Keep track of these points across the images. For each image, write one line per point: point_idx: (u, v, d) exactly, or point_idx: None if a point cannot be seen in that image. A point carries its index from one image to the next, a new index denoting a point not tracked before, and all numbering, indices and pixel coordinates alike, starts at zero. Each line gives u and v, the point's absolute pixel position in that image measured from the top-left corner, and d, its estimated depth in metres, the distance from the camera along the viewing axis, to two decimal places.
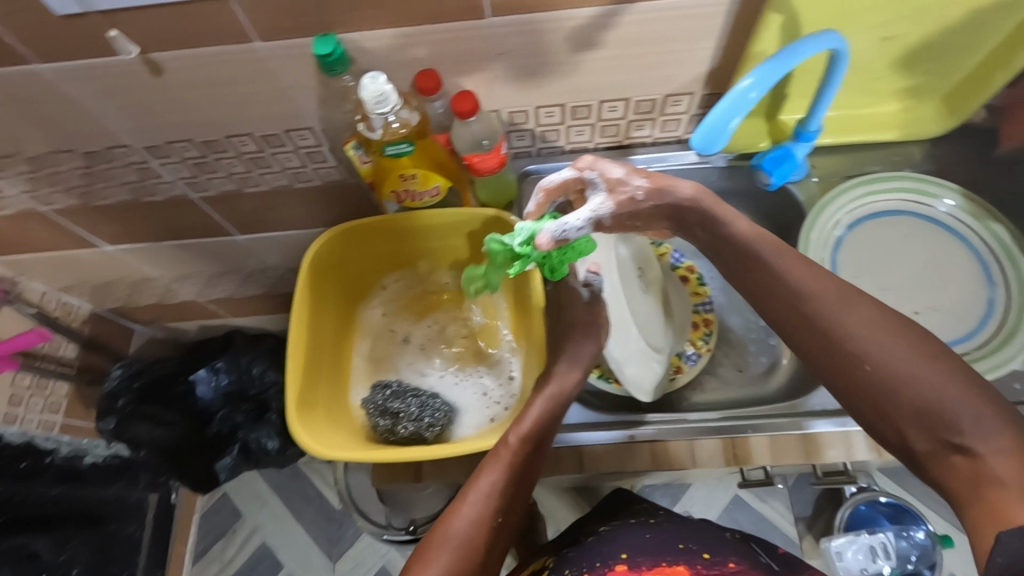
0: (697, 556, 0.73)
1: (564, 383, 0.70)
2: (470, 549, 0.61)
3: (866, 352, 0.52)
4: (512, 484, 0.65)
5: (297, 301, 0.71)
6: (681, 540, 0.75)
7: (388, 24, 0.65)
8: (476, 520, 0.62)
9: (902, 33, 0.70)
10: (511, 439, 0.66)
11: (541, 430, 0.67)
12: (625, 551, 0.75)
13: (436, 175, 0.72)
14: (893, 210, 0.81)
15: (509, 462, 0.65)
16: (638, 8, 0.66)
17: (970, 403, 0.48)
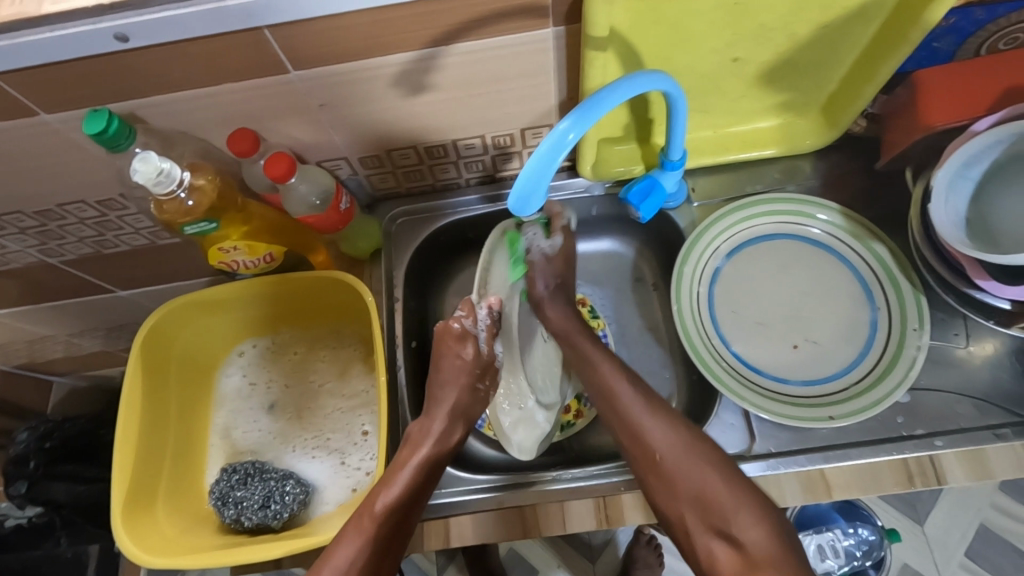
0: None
1: (436, 450, 0.66)
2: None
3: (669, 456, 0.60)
4: (371, 562, 0.57)
5: (124, 397, 0.66)
6: None
7: (182, 87, 0.60)
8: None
9: (750, 54, 0.65)
10: (376, 510, 0.59)
11: (411, 498, 0.61)
12: None
13: (263, 243, 0.68)
14: (772, 234, 0.77)
15: (367, 539, 0.58)
16: (455, 50, 0.60)
17: (734, 503, 0.56)
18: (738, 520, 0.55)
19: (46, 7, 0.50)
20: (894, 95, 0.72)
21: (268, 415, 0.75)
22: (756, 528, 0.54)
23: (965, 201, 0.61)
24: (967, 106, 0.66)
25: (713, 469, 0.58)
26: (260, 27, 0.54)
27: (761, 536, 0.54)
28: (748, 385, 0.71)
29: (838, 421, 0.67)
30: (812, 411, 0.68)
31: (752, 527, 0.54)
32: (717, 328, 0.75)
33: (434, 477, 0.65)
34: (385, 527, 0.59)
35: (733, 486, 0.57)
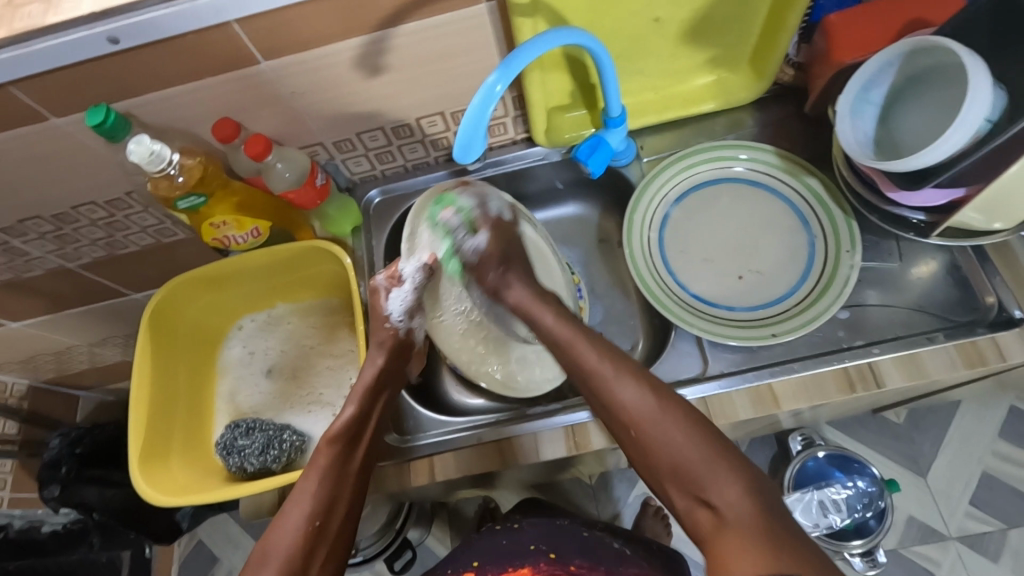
0: (544, 556, 0.76)
1: (372, 373, 0.70)
2: (289, 560, 0.56)
3: (641, 427, 0.55)
4: (333, 482, 0.62)
5: (136, 363, 0.74)
6: (534, 541, 0.78)
7: (169, 84, 0.68)
8: (296, 528, 0.58)
9: (669, 12, 0.73)
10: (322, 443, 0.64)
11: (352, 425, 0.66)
12: (478, 559, 0.79)
13: (249, 218, 0.77)
14: (715, 180, 0.84)
15: (324, 467, 0.62)
16: (403, 31, 0.69)
17: (718, 474, 0.50)
18: (611, 391, 0.58)
19: (50, 18, 0.59)
20: (811, 41, 0.78)
21: (267, 377, 0.85)
22: (637, 391, 0.56)
23: (872, 123, 0.68)
24: (870, 41, 0.71)
25: (691, 435, 0.53)
26: (229, 22, 0.62)
27: (638, 397, 0.56)
28: (699, 315, 0.77)
29: (781, 337, 0.73)
30: (760, 330, 0.74)
31: (632, 395, 0.56)
32: (669, 268, 0.81)
33: (375, 406, 0.70)
34: (342, 458, 0.64)
35: (625, 369, 0.58)
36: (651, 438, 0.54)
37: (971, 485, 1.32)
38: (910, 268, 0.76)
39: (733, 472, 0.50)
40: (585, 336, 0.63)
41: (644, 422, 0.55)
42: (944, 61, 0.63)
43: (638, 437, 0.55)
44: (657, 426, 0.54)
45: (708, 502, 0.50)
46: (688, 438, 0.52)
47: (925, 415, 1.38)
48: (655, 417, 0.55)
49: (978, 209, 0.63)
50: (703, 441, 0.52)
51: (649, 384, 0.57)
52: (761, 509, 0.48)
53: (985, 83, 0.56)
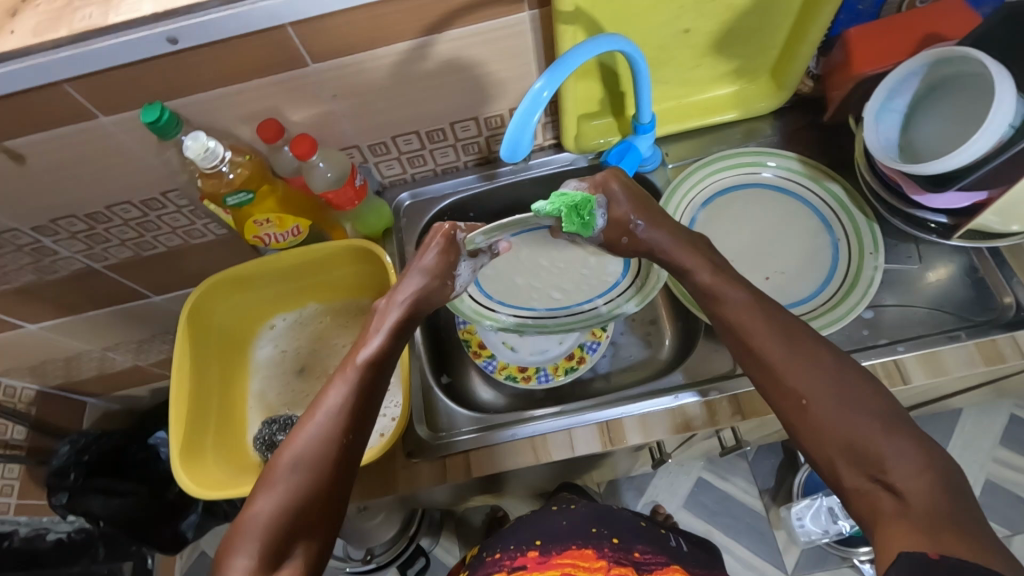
0: (606, 540, 0.74)
1: (405, 312, 0.70)
2: (321, 470, 0.56)
3: (808, 388, 0.57)
4: (363, 398, 0.61)
5: (176, 360, 0.74)
6: (594, 524, 0.76)
7: (218, 84, 0.70)
8: (326, 439, 0.57)
9: (699, 24, 0.76)
10: (358, 363, 0.63)
11: (386, 353, 0.65)
12: (538, 537, 0.75)
13: (291, 216, 0.78)
14: (739, 185, 0.87)
15: (358, 384, 0.62)
16: (446, 37, 0.71)
17: (898, 451, 0.52)
18: (780, 361, 0.59)
19: (112, 19, 0.61)
20: (830, 54, 0.82)
21: (298, 376, 0.86)
22: (805, 359, 0.58)
23: (894, 130, 0.72)
24: (888, 53, 0.75)
25: (872, 416, 0.54)
26: (283, 25, 0.64)
27: (813, 374, 0.57)
28: None
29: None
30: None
31: (797, 356, 0.59)
32: None
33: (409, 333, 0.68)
34: (374, 375, 0.63)
35: (784, 337, 0.60)
36: (815, 412, 0.56)
37: (975, 492, 1.34)
38: (926, 271, 0.79)
39: (903, 436, 0.53)
40: (731, 280, 0.67)
41: (823, 399, 0.56)
42: (965, 72, 0.66)
43: (803, 401, 0.57)
44: (829, 396, 0.56)
45: (885, 482, 0.52)
46: (863, 398, 0.55)
47: (928, 423, 1.41)
48: (835, 393, 0.56)
49: (997, 213, 0.66)
50: (873, 402, 0.55)
51: (819, 352, 0.59)
52: (940, 491, 0.50)
53: (1009, 90, 0.59)
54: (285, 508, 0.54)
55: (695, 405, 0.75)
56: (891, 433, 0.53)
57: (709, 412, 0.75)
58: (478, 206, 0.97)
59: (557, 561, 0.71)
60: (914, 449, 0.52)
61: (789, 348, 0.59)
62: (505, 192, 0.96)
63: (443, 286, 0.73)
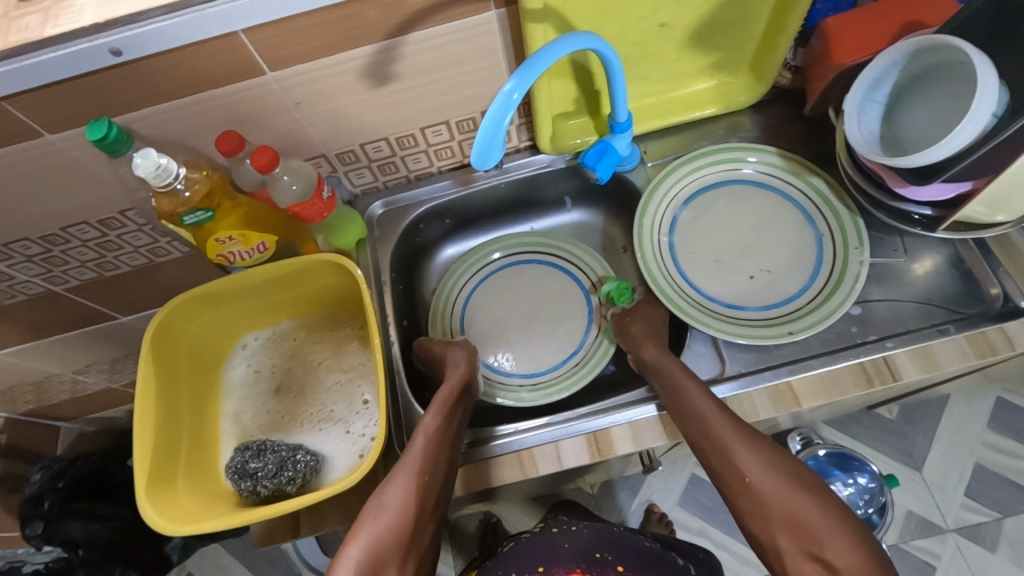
0: (610, 566, 0.78)
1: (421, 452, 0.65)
2: (404, 515, 0.60)
3: (755, 477, 0.59)
4: (436, 448, 0.66)
5: (139, 389, 0.70)
6: (599, 549, 0.80)
7: (170, 97, 0.66)
8: (406, 486, 0.62)
9: (675, 19, 0.74)
10: (362, 529, 0.59)
11: (406, 512, 0.60)
12: (540, 563, 0.79)
13: (256, 233, 0.74)
14: (720, 182, 0.85)
15: (365, 554, 0.57)
16: (411, 39, 0.68)
17: (823, 528, 0.54)
18: (731, 448, 0.62)
19: (48, 31, 0.57)
20: (809, 45, 0.80)
21: (274, 398, 0.82)
22: (751, 449, 0.61)
23: (877, 122, 0.70)
24: (868, 44, 0.73)
25: (802, 491, 0.57)
26: (236, 31, 0.61)
27: (755, 457, 0.61)
28: (712, 315, 0.78)
29: (797, 334, 0.74)
30: (774, 329, 0.75)
31: (754, 457, 0.61)
32: (680, 270, 0.82)
33: (432, 477, 0.64)
34: (443, 428, 0.68)
35: (759, 447, 0.61)
36: (721, 441, 0.63)
37: (965, 477, 1.34)
38: (912, 264, 0.78)
39: (791, 485, 0.58)
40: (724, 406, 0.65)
41: (764, 481, 0.59)
42: (947, 61, 0.64)
43: (753, 496, 0.59)
44: (769, 483, 0.59)
45: (820, 560, 0.53)
46: (804, 487, 0.58)
47: (917, 411, 1.40)
48: (768, 474, 0.59)
49: (984, 203, 0.64)
50: (805, 492, 0.57)
51: (760, 446, 0.62)
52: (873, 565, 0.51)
53: (994, 78, 0.57)
54: (367, 556, 0.57)
55: None
56: (816, 513, 0.55)
57: None
58: (455, 211, 0.95)
59: None
60: (822, 512, 0.55)
61: (718, 422, 0.64)
62: (482, 196, 0.94)
63: (455, 418, 0.71)
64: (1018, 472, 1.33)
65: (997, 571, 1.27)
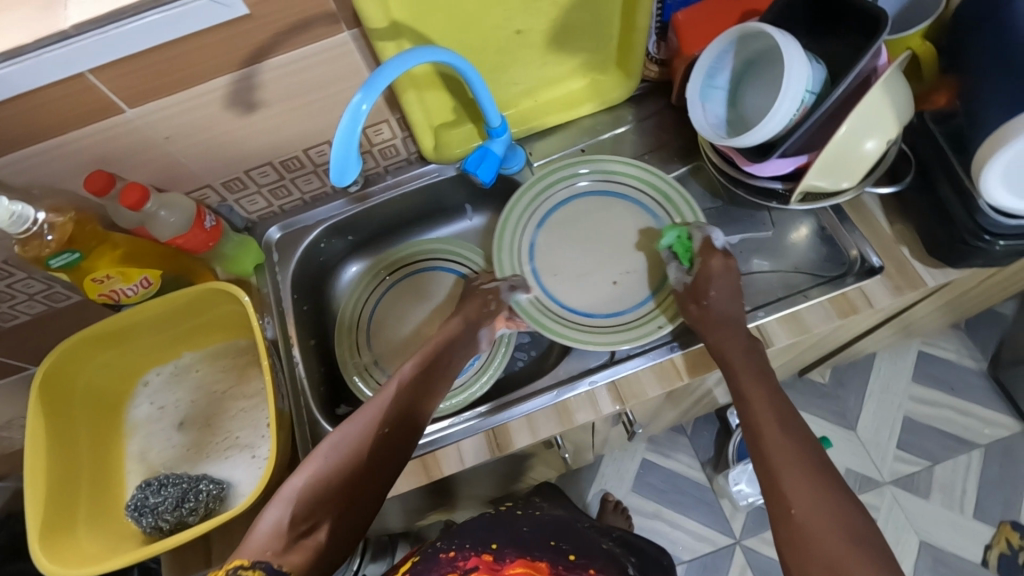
0: (562, 555, 0.79)
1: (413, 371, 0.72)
2: (357, 456, 0.62)
3: (801, 501, 0.57)
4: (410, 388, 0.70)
5: (28, 438, 0.70)
6: (553, 539, 0.82)
7: (28, 143, 0.66)
8: (367, 429, 0.64)
9: (529, 25, 0.77)
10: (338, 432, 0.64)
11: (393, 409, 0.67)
12: (494, 541, 0.78)
13: (135, 269, 0.75)
14: (568, 198, 0.89)
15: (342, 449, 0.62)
16: (270, 65, 0.69)
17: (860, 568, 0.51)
18: (781, 471, 0.59)
19: None
20: (667, 39, 0.85)
21: (179, 431, 0.82)
22: (802, 477, 0.58)
23: (722, 107, 0.74)
24: (713, 33, 0.78)
25: (838, 531, 0.54)
26: (83, 72, 0.61)
27: (801, 483, 0.58)
28: (583, 329, 0.81)
29: (667, 326, 0.79)
30: (643, 325, 0.80)
31: (801, 484, 0.58)
32: (546, 293, 0.85)
33: (420, 400, 0.70)
34: (414, 382, 0.71)
35: (817, 480, 0.58)
36: (769, 462, 0.61)
37: (896, 430, 1.40)
38: (788, 233, 0.85)
39: (835, 516, 0.55)
40: (782, 416, 0.64)
41: (810, 509, 0.56)
42: (771, 44, 0.70)
43: (790, 520, 0.56)
44: (815, 510, 0.56)
45: None
46: (850, 526, 0.54)
47: (847, 372, 1.47)
48: (821, 503, 0.56)
49: (822, 173, 0.69)
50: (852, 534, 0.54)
51: (813, 468, 0.59)
52: None
53: (802, 56, 0.62)
54: (317, 477, 0.60)
55: (578, 397, 0.76)
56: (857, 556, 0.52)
57: (592, 401, 0.75)
58: (357, 228, 0.96)
59: (513, 567, 0.74)
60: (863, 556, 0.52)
61: (780, 442, 0.62)
62: (381, 211, 0.95)
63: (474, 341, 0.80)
64: (943, 420, 1.40)
65: (932, 516, 1.33)
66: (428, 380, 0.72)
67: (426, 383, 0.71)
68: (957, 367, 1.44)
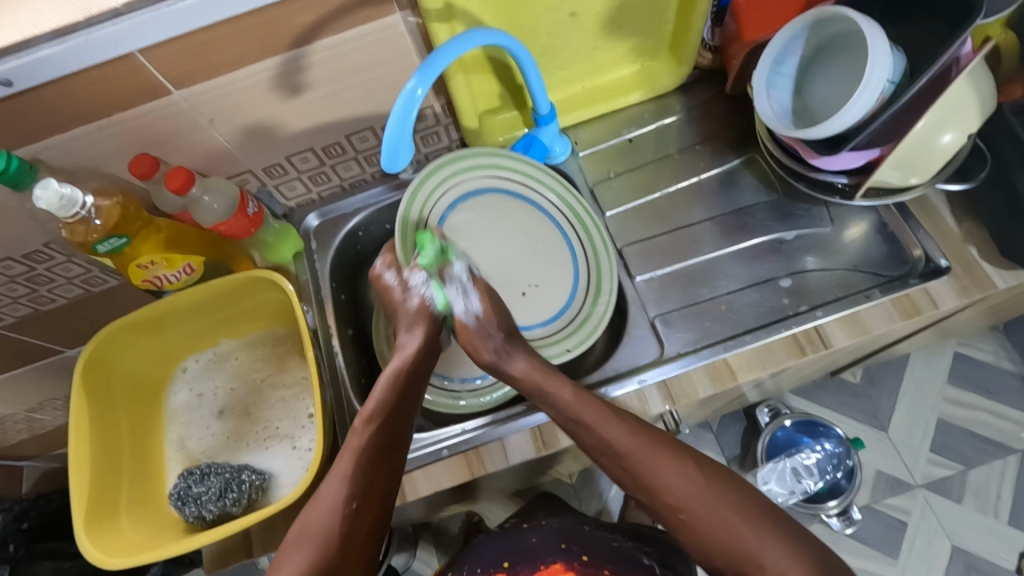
0: (576, 556, 0.80)
1: (371, 432, 0.61)
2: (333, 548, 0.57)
3: (682, 505, 0.61)
4: (372, 452, 0.60)
5: (71, 423, 0.70)
6: (564, 539, 0.82)
7: (75, 124, 0.64)
8: (333, 509, 0.58)
9: (584, 7, 0.74)
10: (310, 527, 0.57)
11: (359, 489, 0.59)
12: (507, 557, 0.82)
13: (180, 255, 0.75)
14: (484, 186, 0.84)
15: (319, 547, 0.56)
16: (319, 46, 0.67)
17: (757, 548, 0.58)
18: (657, 478, 0.62)
19: None
20: (724, 24, 0.81)
21: (219, 420, 0.81)
22: (686, 475, 0.62)
23: (788, 95, 0.71)
24: (777, 17, 0.74)
25: (729, 509, 0.60)
26: (132, 52, 0.59)
27: (683, 477, 0.61)
28: None
29: (573, 352, 0.80)
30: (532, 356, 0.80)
31: (688, 487, 0.61)
32: None
33: (386, 461, 0.61)
34: (377, 443, 0.61)
35: (694, 477, 0.62)
36: (642, 470, 0.62)
37: (929, 432, 1.35)
38: (843, 231, 0.80)
39: (709, 488, 0.61)
40: (646, 443, 0.63)
41: (695, 509, 0.60)
42: (849, 30, 0.67)
43: (683, 516, 0.61)
44: (704, 505, 0.60)
45: None
46: (731, 501, 0.61)
47: (879, 370, 1.41)
48: (704, 498, 0.61)
49: (894, 167, 0.66)
50: (742, 513, 0.60)
51: (686, 461, 0.62)
52: (814, 571, 0.57)
53: (884, 46, 0.60)
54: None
55: (627, 396, 0.74)
56: (752, 533, 0.59)
57: (642, 401, 0.73)
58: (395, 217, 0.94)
59: None
60: (752, 523, 0.60)
61: (658, 460, 0.62)
62: None
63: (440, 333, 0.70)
64: (979, 424, 1.34)
65: (964, 521, 1.28)
66: (387, 436, 0.62)
67: (386, 442, 0.62)
68: (994, 369, 1.38)
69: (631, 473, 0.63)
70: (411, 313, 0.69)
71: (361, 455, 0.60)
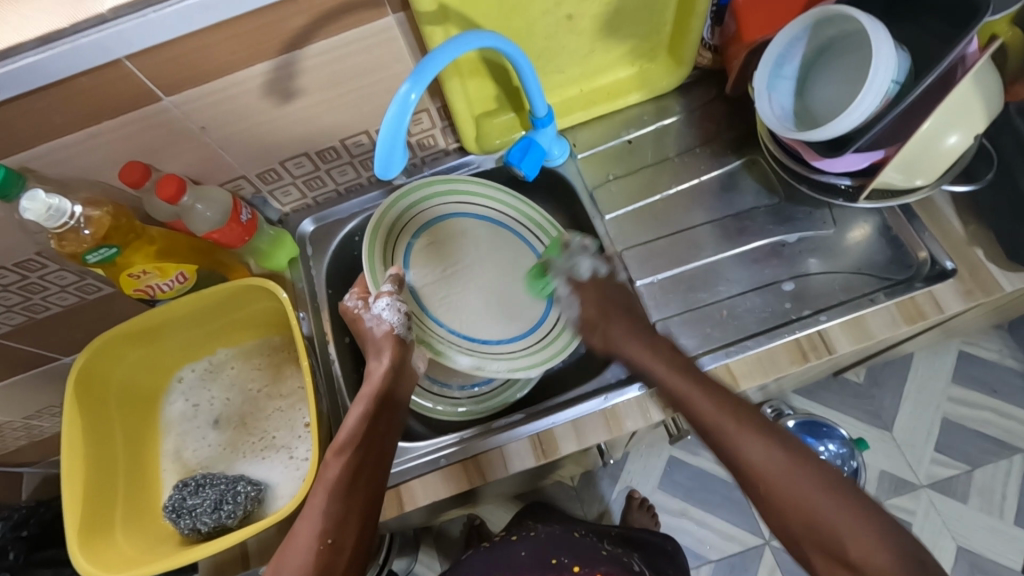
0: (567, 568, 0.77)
1: (342, 463, 0.62)
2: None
3: (762, 477, 0.60)
4: (347, 483, 0.61)
5: (64, 436, 0.69)
6: (554, 554, 0.80)
7: (65, 133, 0.63)
8: (307, 545, 0.59)
9: (582, 9, 0.73)
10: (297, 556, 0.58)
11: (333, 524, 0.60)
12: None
13: (172, 265, 0.73)
14: (453, 210, 0.84)
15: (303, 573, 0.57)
16: (312, 50, 0.66)
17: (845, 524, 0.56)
18: (735, 445, 0.62)
19: None
20: (723, 24, 0.80)
21: (214, 429, 0.80)
22: (765, 448, 0.61)
23: (789, 97, 0.70)
24: (777, 18, 0.73)
25: (813, 483, 0.59)
26: (120, 59, 0.58)
27: (763, 453, 0.61)
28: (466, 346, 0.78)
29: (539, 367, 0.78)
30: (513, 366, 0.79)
31: (763, 453, 0.61)
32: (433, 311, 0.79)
33: (362, 488, 0.62)
34: (352, 474, 0.62)
35: (779, 444, 0.61)
36: (721, 440, 0.63)
37: (933, 432, 1.34)
38: (846, 232, 0.79)
39: (784, 455, 0.60)
40: (701, 387, 0.65)
41: (771, 476, 0.60)
42: (850, 30, 0.66)
43: (762, 489, 0.60)
44: (787, 477, 0.59)
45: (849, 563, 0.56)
46: (810, 477, 0.59)
47: (883, 370, 1.40)
48: (784, 470, 0.60)
49: (898, 169, 0.64)
50: (820, 481, 0.58)
51: (765, 435, 0.62)
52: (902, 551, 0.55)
53: (888, 46, 0.59)
54: None
55: (627, 404, 0.73)
56: (827, 501, 0.58)
57: (643, 408, 0.72)
58: None
59: None
60: (828, 493, 0.58)
61: (745, 434, 0.62)
62: None
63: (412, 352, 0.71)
64: (984, 423, 1.33)
65: (969, 521, 1.27)
66: (361, 466, 0.63)
67: (360, 471, 0.62)
68: (998, 368, 1.36)
69: (716, 441, 0.63)
70: (378, 338, 0.68)
71: (335, 485, 0.61)
